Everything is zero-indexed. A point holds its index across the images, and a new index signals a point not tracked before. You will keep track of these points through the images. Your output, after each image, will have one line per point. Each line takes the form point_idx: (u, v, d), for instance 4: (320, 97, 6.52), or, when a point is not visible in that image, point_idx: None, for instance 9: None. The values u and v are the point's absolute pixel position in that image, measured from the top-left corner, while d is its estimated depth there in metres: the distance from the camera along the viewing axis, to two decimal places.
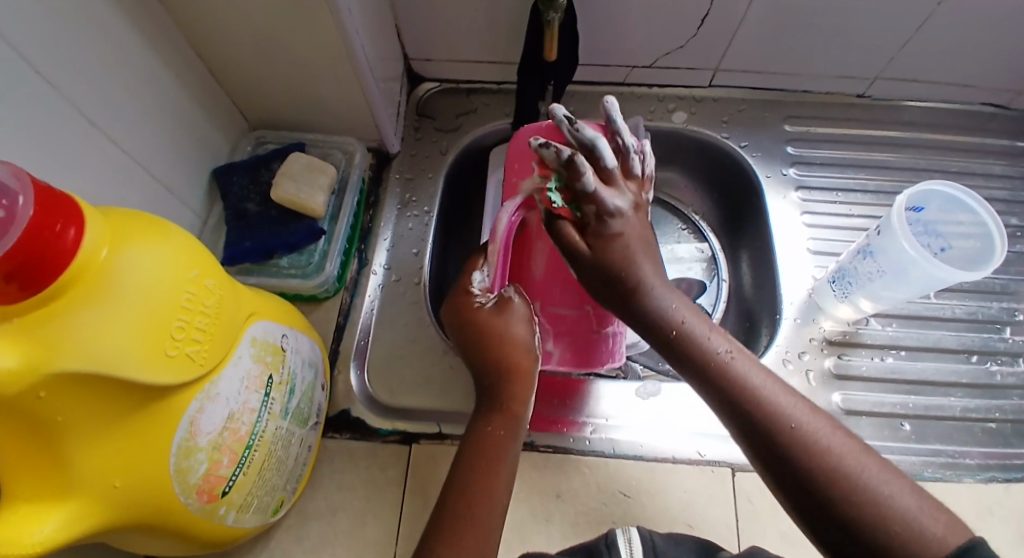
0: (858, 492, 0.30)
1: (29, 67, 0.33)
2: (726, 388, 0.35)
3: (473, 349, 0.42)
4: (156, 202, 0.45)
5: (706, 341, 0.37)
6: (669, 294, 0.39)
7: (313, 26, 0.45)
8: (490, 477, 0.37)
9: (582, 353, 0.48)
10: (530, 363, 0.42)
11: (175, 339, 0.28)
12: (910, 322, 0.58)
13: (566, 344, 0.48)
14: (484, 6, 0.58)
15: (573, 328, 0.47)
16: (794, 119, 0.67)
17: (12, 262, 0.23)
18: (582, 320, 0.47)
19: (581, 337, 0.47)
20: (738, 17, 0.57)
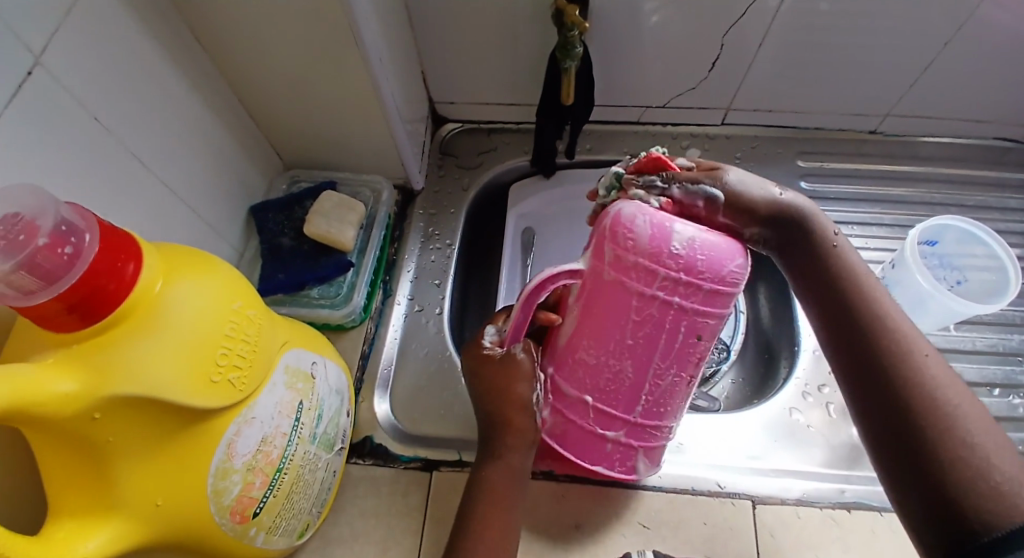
0: (941, 412, 0.34)
1: (88, 113, 0.36)
2: (853, 305, 0.39)
3: (481, 395, 0.43)
4: (197, 237, 0.48)
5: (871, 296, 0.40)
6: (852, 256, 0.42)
7: (346, 72, 0.48)
8: (490, 519, 0.40)
9: (576, 442, 0.41)
10: (523, 420, 0.41)
11: (219, 366, 0.30)
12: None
13: (563, 433, 0.41)
14: (504, 51, 0.62)
15: (569, 415, 0.40)
16: (807, 154, 0.69)
17: (77, 293, 0.25)
18: (580, 415, 0.39)
19: (579, 429, 0.40)
20: (747, 58, 0.60)
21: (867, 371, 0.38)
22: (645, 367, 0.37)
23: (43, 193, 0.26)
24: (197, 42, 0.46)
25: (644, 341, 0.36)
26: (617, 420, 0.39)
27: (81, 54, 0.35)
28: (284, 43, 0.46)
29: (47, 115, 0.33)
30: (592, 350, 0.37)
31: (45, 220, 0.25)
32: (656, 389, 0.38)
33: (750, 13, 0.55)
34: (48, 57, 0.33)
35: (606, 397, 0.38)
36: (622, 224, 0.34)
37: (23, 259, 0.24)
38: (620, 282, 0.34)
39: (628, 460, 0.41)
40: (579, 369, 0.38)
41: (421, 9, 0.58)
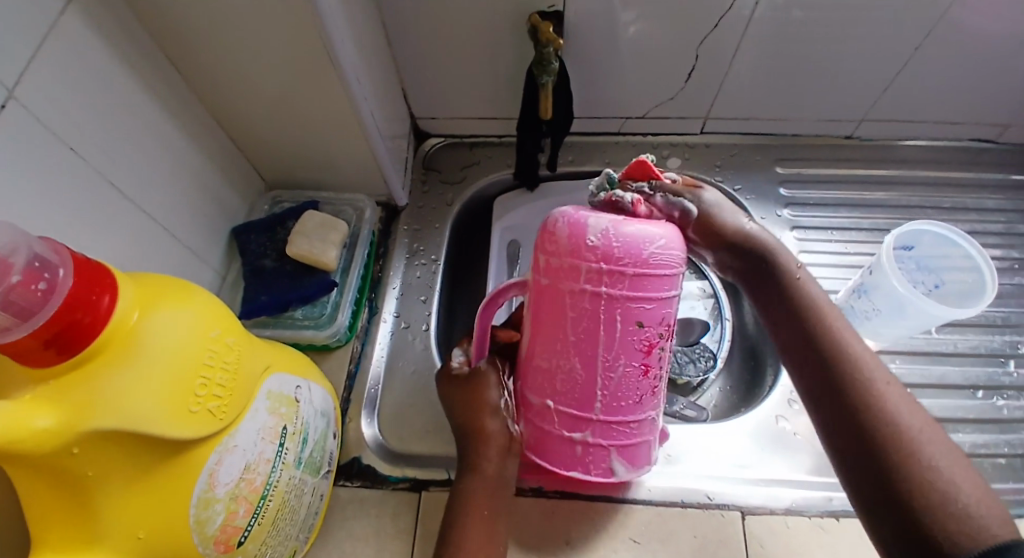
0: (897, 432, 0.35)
1: (64, 143, 0.36)
2: (813, 332, 0.41)
3: (452, 404, 0.46)
4: (179, 262, 0.48)
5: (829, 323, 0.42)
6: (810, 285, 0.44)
7: (325, 92, 0.48)
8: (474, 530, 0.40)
9: (548, 448, 0.40)
10: (488, 422, 0.43)
11: (199, 396, 0.30)
12: (913, 357, 0.58)
13: (536, 441, 0.40)
14: (483, 66, 0.62)
15: (538, 419, 0.39)
16: (785, 161, 0.70)
17: (55, 327, 0.25)
18: (548, 418, 0.39)
19: (550, 435, 0.39)
20: (723, 68, 0.61)
21: (828, 396, 0.39)
22: (595, 361, 0.36)
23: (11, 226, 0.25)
24: (173, 66, 0.46)
25: (586, 336, 0.36)
26: (580, 419, 0.38)
27: (54, 85, 0.35)
28: (261, 65, 0.46)
29: (20, 147, 0.33)
30: (547, 352, 0.37)
31: (18, 256, 0.25)
32: (611, 383, 0.37)
33: (723, 25, 0.56)
34: (21, 89, 0.33)
35: (567, 399, 0.38)
36: (547, 230, 0.36)
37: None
38: (554, 285, 0.36)
39: (601, 462, 0.40)
40: (539, 373, 0.38)
41: (399, 28, 0.58)
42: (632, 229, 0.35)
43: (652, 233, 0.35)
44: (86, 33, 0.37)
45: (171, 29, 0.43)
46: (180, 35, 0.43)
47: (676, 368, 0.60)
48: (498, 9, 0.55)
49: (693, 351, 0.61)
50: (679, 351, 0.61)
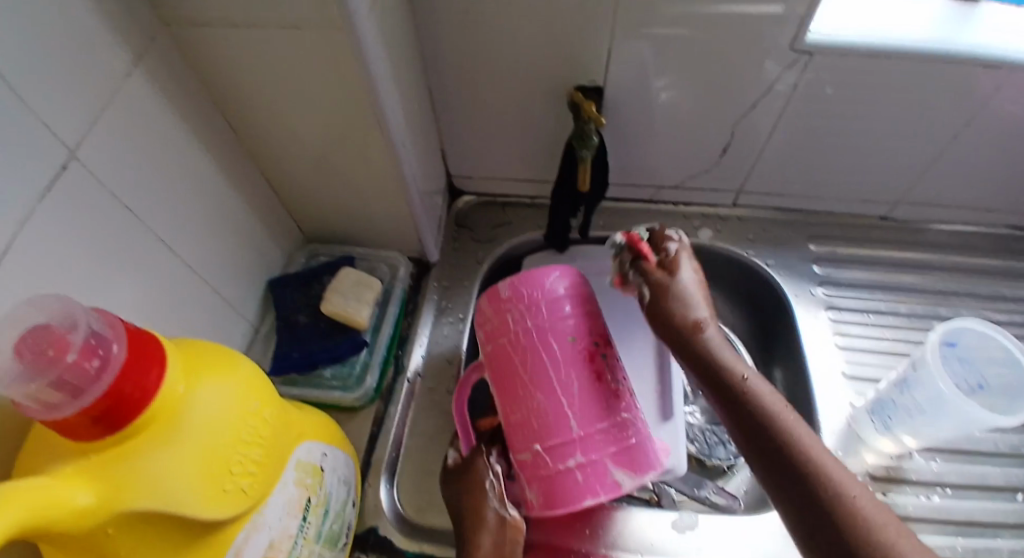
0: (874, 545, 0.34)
1: (120, 202, 0.37)
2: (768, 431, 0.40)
3: (451, 492, 0.49)
4: (216, 315, 0.48)
5: (780, 417, 0.41)
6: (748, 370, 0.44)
7: (369, 154, 0.50)
8: None
9: (553, 488, 0.43)
10: (488, 503, 0.47)
11: (234, 474, 0.29)
12: (953, 458, 0.58)
13: (540, 491, 0.44)
14: (522, 133, 0.64)
15: (534, 470, 0.44)
16: (819, 239, 0.69)
17: (108, 400, 0.25)
18: (543, 463, 0.43)
19: (547, 478, 0.43)
20: (759, 146, 0.62)
21: (798, 502, 0.37)
22: (553, 389, 0.43)
23: (75, 304, 0.26)
24: (228, 125, 0.48)
25: (536, 370, 0.44)
26: (562, 445, 0.43)
27: (117, 146, 0.36)
28: (311, 127, 0.47)
29: (79, 207, 0.33)
30: (514, 403, 0.44)
31: (75, 333, 0.25)
32: (574, 398, 0.43)
33: (763, 105, 0.57)
34: (83, 151, 0.33)
35: (547, 436, 0.43)
36: (479, 309, 0.48)
37: (51, 378, 0.24)
38: (500, 345, 0.45)
39: (603, 477, 0.43)
40: (516, 425, 0.44)
41: (443, 93, 0.60)
42: (539, 283, 0.46)
43: (556, 277, 0.47)
44: (151, 96, 0.39)
45: (227, 89, 0.44)
46: (236, 95, 0.45)
47: (707, 450, 0.59)
48: (541, 80, 0.57)
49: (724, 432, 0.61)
50: (710, 432, 0.61)
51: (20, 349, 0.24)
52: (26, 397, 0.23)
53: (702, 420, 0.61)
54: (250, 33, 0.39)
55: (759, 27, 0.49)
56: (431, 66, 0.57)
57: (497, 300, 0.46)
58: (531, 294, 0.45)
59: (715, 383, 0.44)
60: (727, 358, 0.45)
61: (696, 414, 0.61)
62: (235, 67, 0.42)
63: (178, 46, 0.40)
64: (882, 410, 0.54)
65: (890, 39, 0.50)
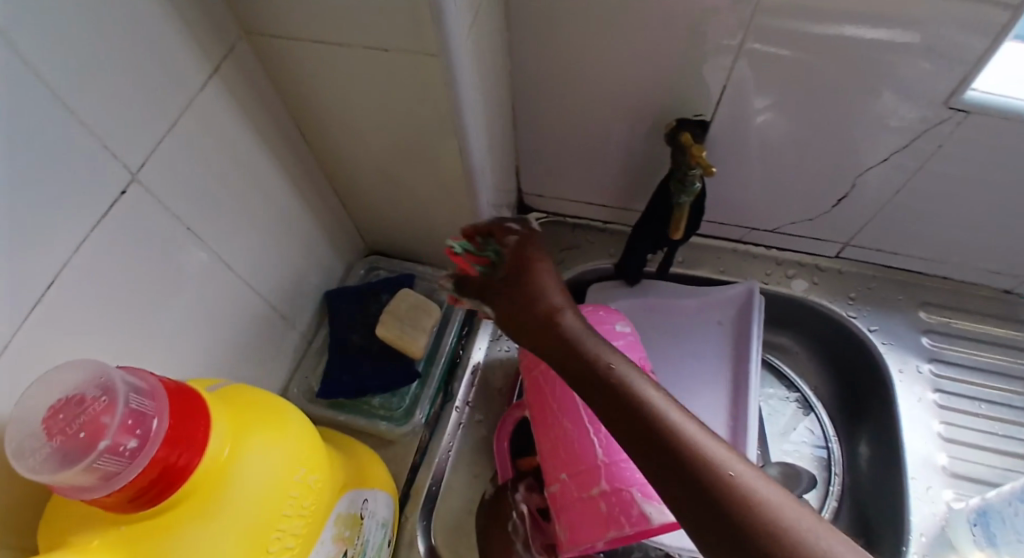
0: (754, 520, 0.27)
1: (183, 223, 0.35)
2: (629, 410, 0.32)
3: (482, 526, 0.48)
4: (270, 330, 0.46)
5: (640, 393, 0.33)
6: (603, 346, 0.37)
7: (443, 175, 0.46)
8: None
9: (579, 520, 0.40)
10: (512, 543, 0.46)
11: (269, 552, 0.27)
12: None
13: (568, 524, 0.41)
14: (607, 157, 0.58)
15: (563, 501, 0.41)
16: (929, 306, 0.62)
17: (155, 470, 0.23)
18: (572, 492, 0.41)
19: (576, 508, 0.40)
20: (879, 200, 0.55)
21: (669, 490, 0.29)
22: (579, 415, 0.42)
23: (115, 374, 0.23)
24: (301, 133, 0.45)
25: (563, 399, 0.43)
26: (587, 471, 0.40)
27: (183, 161, 0.34)
28: (385, 142, 0.44)
29: (139, 228, 0.32)
30: (545, 433, 0.44)
31: (113, 413, 0.22)
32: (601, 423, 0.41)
33: (890, 160, 0.50)
34: (144, 171, 0.31)
35: (572, 463, 0.41)
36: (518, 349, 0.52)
37: (82, 467, 0.21)
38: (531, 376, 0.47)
39: (633, 508, 0.38)
40: (547, 455, 0.43)
41: (527, 110, 0.55)
42: None
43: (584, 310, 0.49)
44: (223, 105, 0.36)
45: (305, 99, 0.41)
46: (312, 104, 0.42)
47: None
48: (639, 107, 0.51)
49: None
50: None
51: (51, 428, 0.21)
52: (51, 484, 0.21)
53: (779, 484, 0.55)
54: (335, 47, 0.36)
55: (907, 72, 0.42)
56: (522, 83, 0.52)
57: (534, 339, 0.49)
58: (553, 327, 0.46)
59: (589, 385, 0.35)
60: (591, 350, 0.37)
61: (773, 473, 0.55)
62: (312, 78, 0.39)
63: (259, 53, 0.38)
64: (986, 519, 0.48)
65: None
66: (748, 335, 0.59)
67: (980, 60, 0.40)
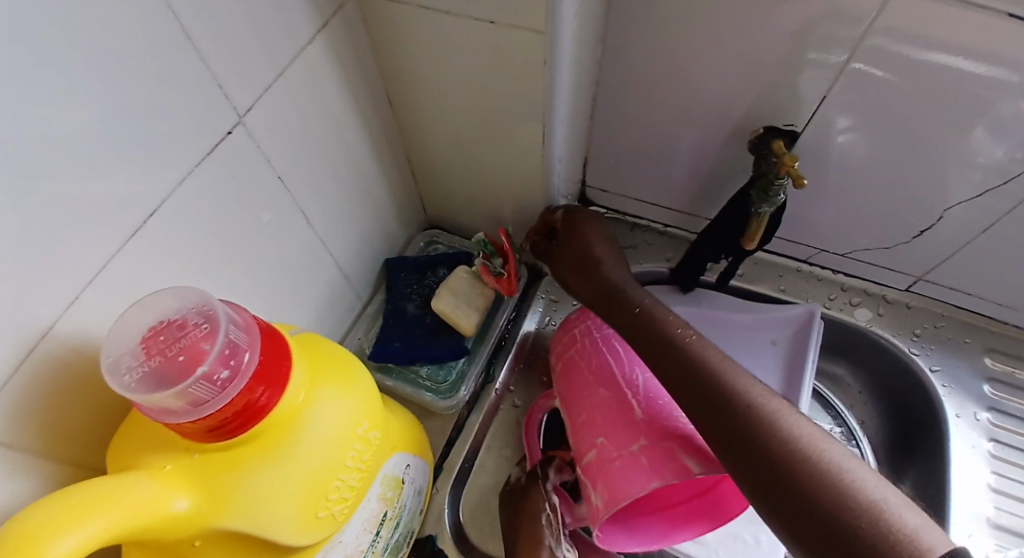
0: (779, 438, 0.33)
1: (272, 171, 0.35)
2: (679, 356, 0.39)
3: (509, 512, 0.46)
4: (332, 288, 0.47)
5: (690, 344, 0.40)
6: (665, 311, 0.44)
7: (520, 156, 0.46)
8: None
9: (619, 477, 0.39)
10: (544, 538, 0.43)
11: (328, 500, 0.27)
12: None
13: (605, 488, 0.39)
14: (681, 161, 0.57)
15: (600, 463, 0.40)
16: (997, 354, 0.59)
17: (236, 405, 0.23)
18: (610, 453, 0.40)
19: (614, 469, 0.39)
20: (964, 239, 0.52)
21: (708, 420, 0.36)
22: (616, 383, 0.43)
23: (215, 305, 0.24)
24: (387, 98, 0.45)
25: (602, 368, 0.44)
26: (626, 430, 0.40)
27: (280, 114, 0.34)
28: (468, 116, 0.44)
29: (234, 171, 0.32)
30: (580, 405, 0.44)
31: (212, 342, 0.23)
32: (639, 390, 0.42)
33: (979, 199, 0.47)
34: (249, 116, 0.32)
35: (607, 428, 0.41)
36: None
37: (177, 390, 0.22)
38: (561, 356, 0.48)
39: (676, 459, 0.37)
40: (582, 426, 0.43)
41: (609, 102, 0.54)
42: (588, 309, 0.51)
43: None
44: (324, 63, 0.37)
45: (399, 65, 0.42)
46: (405, 72, 0.42)
47: None
48: (725, 113, 0.50)
49: None
50: None
51: (150, 348, 0.23)
52: (144, 402, 0.22)
53: None
54: (439, 14, 0.35)
55: (1013, 110, 0.40)
56: (608, 74, 0.51)
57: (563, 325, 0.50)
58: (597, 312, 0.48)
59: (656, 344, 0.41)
60: (661, 317, 0.43)
61: None
62: (410, 44, 0.39)
63: (363, 14, 0.38)
64: None
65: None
66: (803, 360, 0.57)
67: None
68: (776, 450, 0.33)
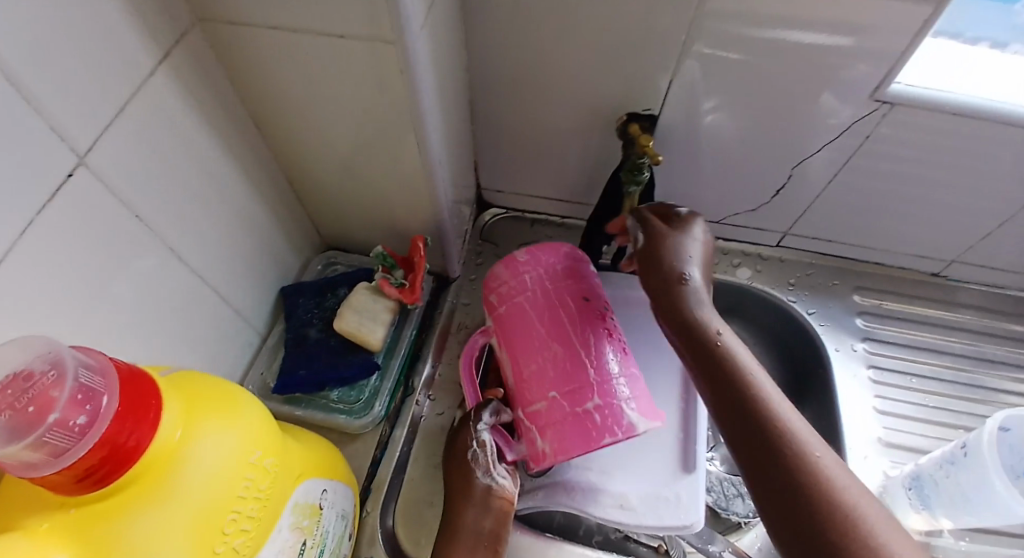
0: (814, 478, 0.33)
1: (130, 210, 0.34)
2: (724, 370, 0.39)
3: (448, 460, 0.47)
4: (223, 324, 0.45)
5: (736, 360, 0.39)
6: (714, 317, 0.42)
7: (401, 167, 0.46)
8: None
9: (569, 432, 0.42)
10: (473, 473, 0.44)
11: (225, 533, 0.26)
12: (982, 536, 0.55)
13: (555, 438, 0.42)
14: (563, 155, 0.60)
15: (551, 416, 0.42)
16: (863, 290, 0.66)
17: (101, 451, 0.22)
18: (563, 407, 0.42)
19: (564, 422, 0.42)
20: (814, 192, 0.58)
21: (744, 439, 0.36)
22: (571, 340, 0.44)
23: (64, 350, 0.23)
24: (255, 125, 0.45)
25: (557, 325, 0.45)
26: (579, 388, 0.42)
27: (131, 150, 0.33)
28: (343, 133, 0.44)
29: (86, 214, 0.31)
30: (528, 355, 0.45)
31: (62, 388, 0.22)
32: (590, 348, 0.44)
33: (824, 153, 0.53)
34: (93, 156, 0.30)
35: (564, 381, 0.43)
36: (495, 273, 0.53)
37: (29, 442, 0.21)
38: (511, 306, 0.46)
39: (626, 418, 0.42)
40: (530, 375, 0.44)
41: (485, 105, 0.56)
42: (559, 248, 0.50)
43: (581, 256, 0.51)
44: (174, 94, 0.35)
45: (259, 88, 0.41)
46: (268, 95, 0.41)
47: (723, 503, 0.58)
48: (592, 104, 0.53)
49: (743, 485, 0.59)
50: (728, 484, 0.59)
51: None
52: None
53: (722, 468, 0.61)
54: (289, 34, 0.36)
55: (851, 72, 0.45)
56: (479, 78, 0.53)
57: (508, 268, 0.48)
58: (548, 258, 0.48)
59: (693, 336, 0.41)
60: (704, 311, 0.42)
61: (716, 463, 0.61)
62: (268, 66, 0.39)
63: (211, 40, 0.37)
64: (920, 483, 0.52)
65: (995, 98, 0.46)
66: None
67: (902, 56, 0.44)
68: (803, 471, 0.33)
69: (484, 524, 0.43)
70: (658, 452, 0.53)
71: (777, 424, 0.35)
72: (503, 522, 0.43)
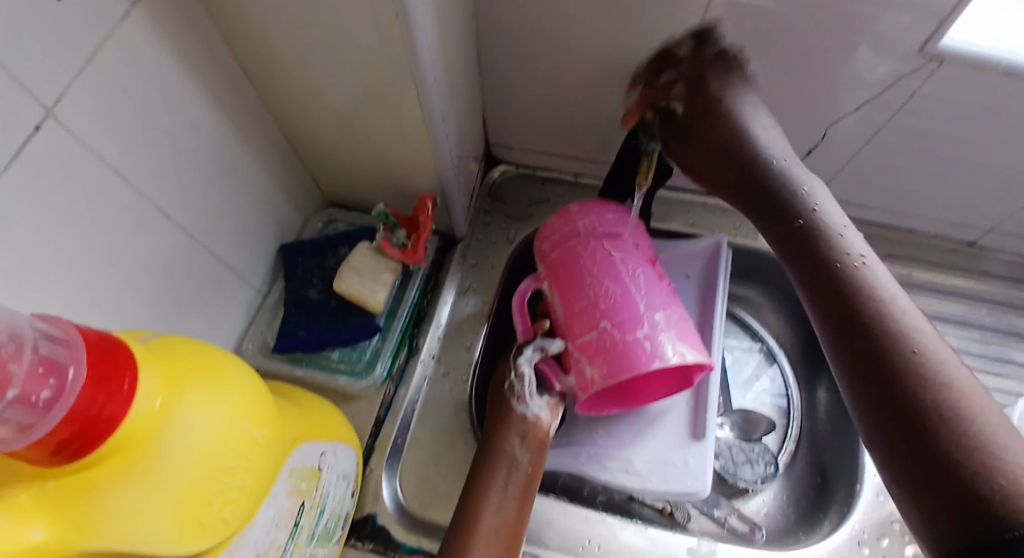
0: (930, 387, 0.31)
1: (107, 167, 0.32)
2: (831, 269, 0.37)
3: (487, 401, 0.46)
4: (219, 284, 0.44)
5: (844, 261, 0.37)
6: (826, 207, 0.40)
7: (402, 122, 0.43)
8: (475, 506, 0.39)
9: (619, 357, 0.40)
10: (512, 407, 0.43)
11: (212, 504, 0.26)
12: None
13: (604, 364, 0.41)
14: (576, 110, 0.56)
15: (600, 345, 0.41)
16: (894, 257, 0.63)
17: (72, 425, 0.21)
18: (614, 336, 0.41)
19: (615, 351, 0.41)
20: (849, 151, 0.54)
21: (849, 339, 0.35)
22: (620, 275, 0.43)
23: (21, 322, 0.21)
24: (245, 74, 0.42)
25: (603, 261, 0.43)
26: (629, 318, 0.41)
27: (104, 101, 0.31)
28: (336, 83, 0.41)
29: (58, 173, 0.29)
30: (577, 290, 0.43)
31: (20, 361, 0.20)
32: (640, 284, 0.43)
33: (860, 109, 0.49)
34: (61, 107, 0.28)
35: (617, 312, 0.41)
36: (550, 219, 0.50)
37: None
38: (573, 241, 0.45)
39: (672, 347, 0.41)
40: (580, 308, 0.43)
41: (494, 52, 0.52)
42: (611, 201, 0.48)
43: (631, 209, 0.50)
44: (151, 41, 0.33)
45: (246, 34, 0.38)
46: (257, 43, 0.39)
47: (731, 468, 0.56)
48: (608, 54, 0.49)
49: (752, 452, 0.57)
50: (736, 448, 0.57)
51: None
52: None
53: (733, 435, 0.58)
54: None
55: (890, 25, 0.41)
56: (488, 24, 0.49)
57: (565, 212, 0.46)
58: (597, 204, 0.46)
59: (808, 263, 0.39)
60: (815, 208, 0.40)
61: (726, 430, 0.58)
62: (252, 10, 0.36)
63: None
64: None
65: None
66: (714, 288, 0.57)
67: (954, 9, 0.38)
68: (913, 388, 0.32)
69: (522, 456, 0.42)
70: (666, 416, 0.52)
71: (883, 328, 0.34)
72: (539, 454, 0.43)
